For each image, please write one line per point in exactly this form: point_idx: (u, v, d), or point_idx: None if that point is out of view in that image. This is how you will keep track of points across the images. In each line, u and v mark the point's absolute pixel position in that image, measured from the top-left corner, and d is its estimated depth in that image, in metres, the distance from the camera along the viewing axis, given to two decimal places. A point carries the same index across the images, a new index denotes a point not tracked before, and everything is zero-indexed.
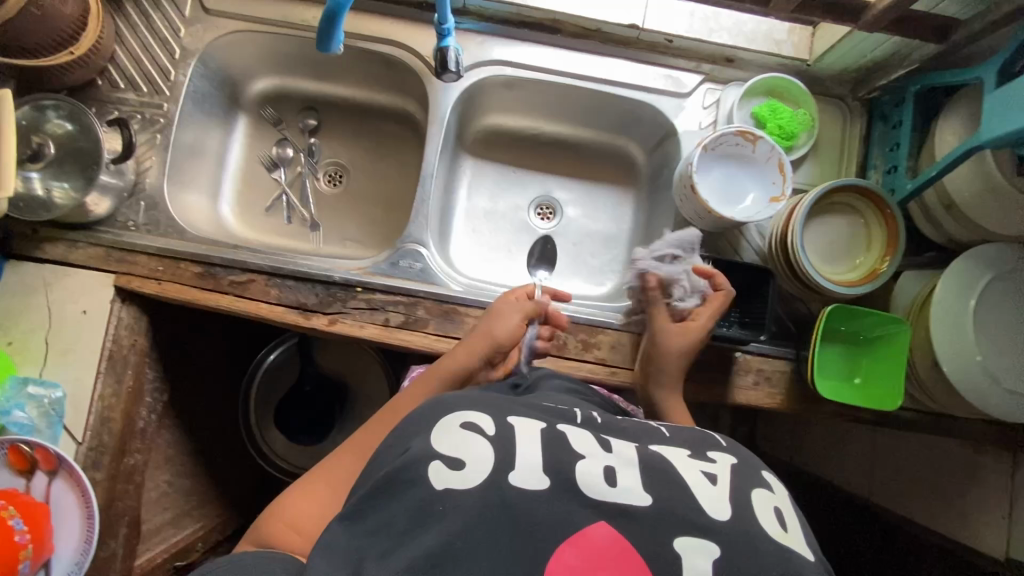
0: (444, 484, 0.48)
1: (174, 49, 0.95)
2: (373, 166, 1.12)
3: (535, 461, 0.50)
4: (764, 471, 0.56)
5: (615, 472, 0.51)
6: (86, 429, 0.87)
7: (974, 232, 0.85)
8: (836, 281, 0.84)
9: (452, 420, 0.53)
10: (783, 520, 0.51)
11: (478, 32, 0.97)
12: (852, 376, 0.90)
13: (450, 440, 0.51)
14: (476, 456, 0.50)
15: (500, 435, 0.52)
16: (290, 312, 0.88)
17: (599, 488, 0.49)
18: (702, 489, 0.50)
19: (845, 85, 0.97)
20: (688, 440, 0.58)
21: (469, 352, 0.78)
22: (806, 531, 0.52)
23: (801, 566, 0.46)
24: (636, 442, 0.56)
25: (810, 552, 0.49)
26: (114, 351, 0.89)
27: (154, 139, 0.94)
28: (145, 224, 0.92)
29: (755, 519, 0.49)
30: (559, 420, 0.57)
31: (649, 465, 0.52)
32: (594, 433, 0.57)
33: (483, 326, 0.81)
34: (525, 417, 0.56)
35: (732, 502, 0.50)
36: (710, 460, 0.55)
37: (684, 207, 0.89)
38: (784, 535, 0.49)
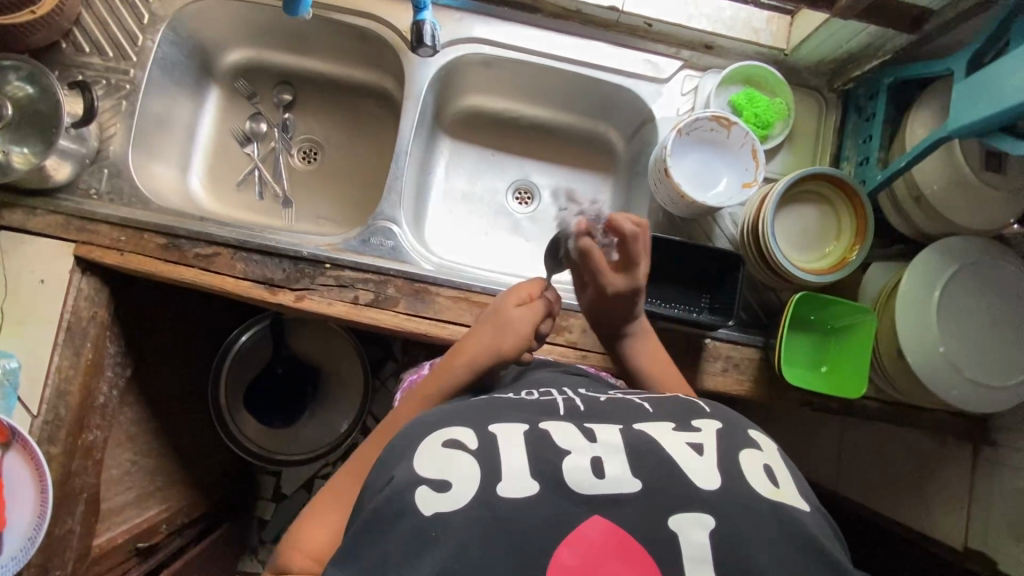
0: (433, 509, 0.46)
1: (142, 14, 0.92)
2: (348, 143, 1.10)
3: (520, 467, 0.48)
4: (749, 428, 0.56)
5: (603, 462, 0.49)
6: (42, 401, 0.85)
7: (940, 225, 0.86)
8: (805, 269, 0.85)
9: (433, 439, 0.51)
10: (774, 477, 0.50)
11: (456, 8, 0.95)
12: (820, 363, 0.92)
13: (433, 461, 0.49)
14: (462, 475, 0.48)
15: (484, 447, 0.50)
16: (256, 287, 0.87)
17: (589, 484, 0.47)
18: (691, 465, 0.49)
19: (821, 76, 0.98)
20: (672, 412, 0.56)
21: (471, 364, 0.70)
22: (795, 480, 0.52)
23: (796, 523, 0.47)
24: (620, 425, 0.53)
25: (803, 502, 0.49)
26: (72, 322, 0.87)
27: (119, 106, 0.91)
28: (108, 192, 0.89)
29: (746, 483, 0.48)
30: (543, 416, 0.54)
31: (635, 448, 0.50)
32: (575, 422, 0.54)
33: (487, 335, 0.72)
34: (509, 422, 0.53)
35: (723, 471, 0.49)
36: (695, 430, 0.53)
37: (658, 192, 0.89)
38: (775, 491, 0.48)
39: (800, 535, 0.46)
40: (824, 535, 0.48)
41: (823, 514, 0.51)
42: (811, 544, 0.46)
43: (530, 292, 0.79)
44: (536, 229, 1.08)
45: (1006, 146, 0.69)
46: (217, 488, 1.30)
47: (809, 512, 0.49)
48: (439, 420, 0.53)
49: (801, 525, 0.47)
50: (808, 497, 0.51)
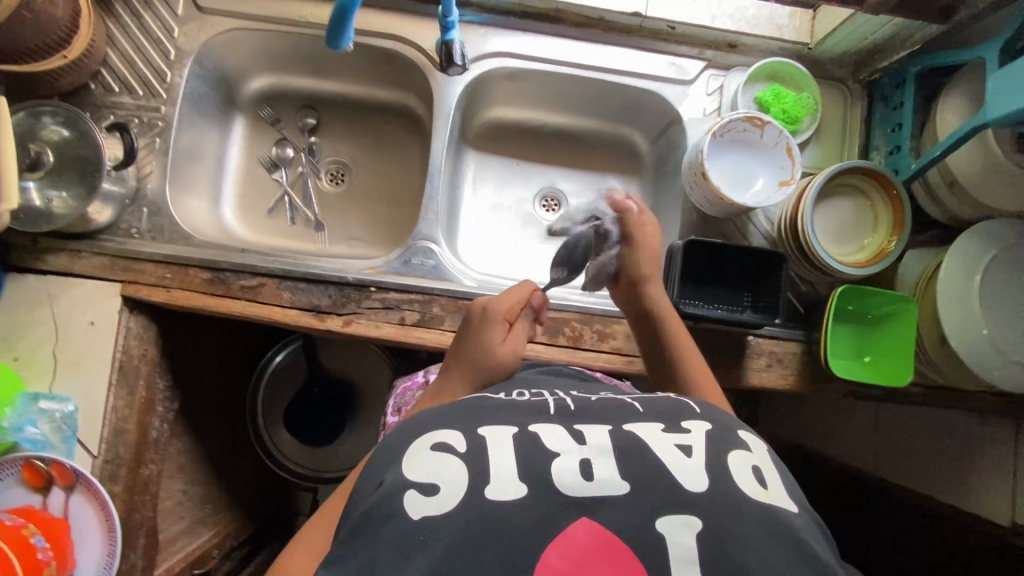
0: (421, 513, 0.47)
1: (169, 50, 0.93)
2: (375, 164, 1.11)
3: (510, 470, 0.49)
4: (739, 429, 0.57)
5: (591, 464, 0.50)
6: (101, 441, 0.86)
7: (977, 210, 0.86)
8: (845, 263, 0.86)
9: (423, 442, 0.52)
10: (762, 479, 0.51)
11: (480, 24, 0.95)
12: (863, 354, 0.92)
13: (423, 466, 0.50)
14: (450, 479, 0.49)
15: (473, 451, 0.51)
16: (304, 315, 0.88)
17: (576, 485, 0.48)
18: (679, 465, 0.49)
19: (845, 68, 0.98)
20: (662, 412, 0.57)
21: (460, 382, 0.68)
22: (784, 480, 0.53)
23: (785, 525, 0.48)
24: (608, 424, 0.54)
25: (791, 503, 0.51)
26: (124, 361, 0.88)
27: (153, 144, 0.91)
28: (149, 231, 0.90)
29: (731, 480, 0.49)
30: (531, 418, 0.55)
31: (623, 449, 0.51)
32: (564, 423, 0.55)
33: (480, 362, 0.69)
34: (498, 425, 0.53)
35: (710, 470, 0.50)
36: (684, 431, 0.54)
37: (694, 194, 0.89)
38: (763, 493, 0.50)
39: (788, 534, 0.48)
40: (812, 535, 0.49)
41: (810, 513, 0.53)
42: (799, 543, 0.48)
43: (513, 310, 0.75)
44: None
45: None
46: (260, 506, 1.33)
47: (796, 511, 0.50)
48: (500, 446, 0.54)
49: (789, 526, 0.48)
50: (797, 498, 0.52)
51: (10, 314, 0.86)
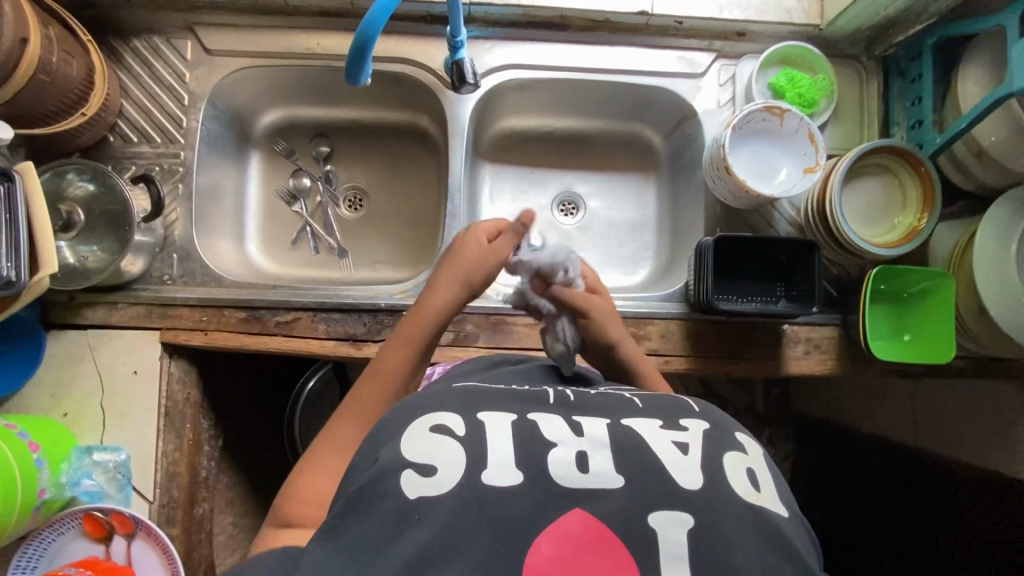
0: (417, 493, 0.47)
1: (182, 95, 0.94)
2: (393, 187, 1.11)
3: (506, 457, 0.49)
4: (735, 430, 0.56)
5: (588, 458, 0.50)
6: (156, 486, 0.87)
7: (1004, 177, 0.85)
8: (874, 243, 0.85)
9: (420, 423, 0.51)
10: (756, 481, 0.51)
11: (485, 38, 0.95)
12: (902, 333, 0.91)
13: (419, 446, 0.49)
14: (448, 459, 0.49)
15: (470, 433, 0.51)
16: (341, 345, 0.88)
17: (572, 477, 0.48)
18: (674, 462, 0.50)
19: (858, 45, 0.97)
20: (661, 409, 0.57)
21: (448, 298, 0.74)
22: (776, 483, 0.53)
23: (774, 528, 0.48)
24: (607, 418, 0.54)
25: (784, 509, 0.51)
26: (170, 406, 0.89)
27: (176, 190, 0.93)
28: (181, 276, 0.91)
29: (725, 481, 0.49)
30: (531, 406, 0.55)
31: (621, 444, 0.51)
32: (563, 414, 0.54)
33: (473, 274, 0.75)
34: (497, 410, 0.53)
35: (704, 470, 0.50)
36: (683, 429, 0.54)
37: (717, 188, 0.88)
38: (756, 496, 0.49)
39: (779, 539, 0.47)
40: (801, 542, 0.49)
41: (800, 517, 0.53)
42: (788, 548, 0.48)
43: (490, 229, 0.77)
44: (589, 238, 1.09)
45: None
46: None
47: (787, 517, 0.50)
48: None
49: (778, 529, 0.48)
50: (787, 502, 0.52)
51: (54, 370, 0.87)
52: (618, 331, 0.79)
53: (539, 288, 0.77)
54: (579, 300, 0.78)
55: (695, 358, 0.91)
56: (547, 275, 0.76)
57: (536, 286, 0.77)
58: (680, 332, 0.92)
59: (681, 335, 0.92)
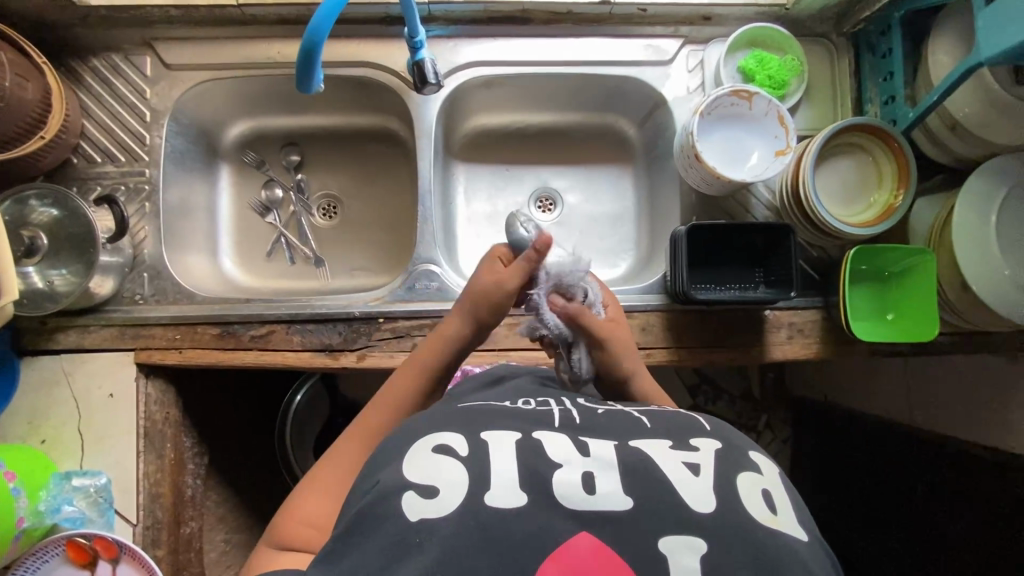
0: (418, 516, 0.47)
1: (143, 112, 0.92)
2: (366, 192, 1.10)
3: (509, 478, 0.49)
4: (750, 449, 0.56)
5: (594, 478, 0.49)
6: (138, 508, 0.86)
7: (981, 148, 0.84)
8: (851, 223, 0.83)
9: (421, 445, 0.53)
10: (772, 503, 0.50)
11: (448, 37, 0.94)
12: (885, 313, 0.90)
13: (422, 467, 0.50)
14: (450, 480, 0.49)
15: (473, 453, 0.51)
16: (318, 355, 0.87)
17: (577, 498, 0.48)
18: (686, 484, 0.49)
19: (827, 23, 0.95)
20: (671, 428, 0.56)
21: (458, 330, 0.74)
22: (795, 508, 0.51)
23: (791, 552, 0.46)
24: (614, 439, 0.53)
25: (802, 532, 0.49)
26: (149, 427, 0.88)
27: (143, 208, 0.91)
28: (153, 295, 0.90)
29: (739, 504, 0.48)
30: (536, 426, 0.55)
31: (628, 464, 0.50)
32: (568, 434, 0.54)
33: (486, 301, 0.73)
34: (500, 431, 0.53)
35: (717, 493, 0.48)
36: (694, 448, 0.53)
37: (689, 176, 0.87)
38: (772, 518, 0.48)
39: (798, 563, 0.46)
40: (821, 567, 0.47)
41: (820, 541, 0.51)
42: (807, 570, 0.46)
43: (504, 254, 0.76)
44: (567, 233, 1.08)
45: None
46: None
47: (806, 541, 0.49)
48: None
49: (795, 552, 0.46)
50: (807, 525, 0.51)
51: (30, 397, 0.86)
52: (632, 363, 0.75)
53: (559, 303, 0.72)
54: (598, 326, 0.73)
55: (677, 350, 0.90)
56: (566, 291, 0.73)
57: (558, 302, 0.72)
58: (661, 324, 0.90)
59: (662, 327, 0.90)
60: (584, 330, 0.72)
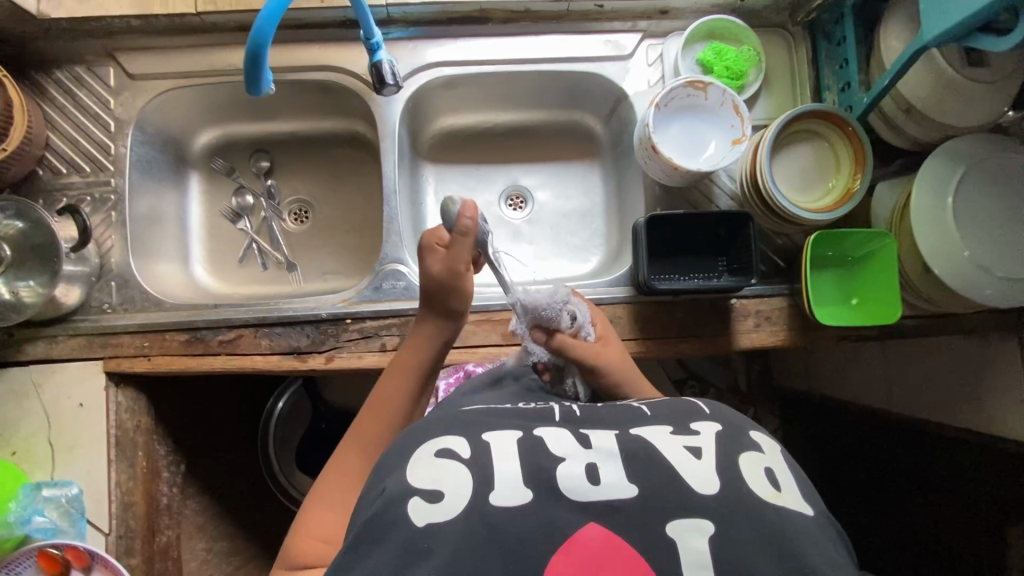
0: (425, 521, 0.49)
1: (108, 122, 0.93)
2: (337, 196, 1.10)
3: (512, 477, 0.51)
4: (751, 429, 0.58)
5: (598, 470, 0.52)
6: (111, 517, 0.86)
7: (938, 131, 0.85)
8: (808, 208, 0.84)
9: (425, 450, 0.54)
10: (775, 480, 0.52)
11: (408, 38, 0.95)
12: (850, 296, 0.91)
13: (425, 472, 0.52)
14: (455, 484, 0.51)
15: (477, 454, 0.53)
16: (286, 358, 0.87)
17: (582, 490, 0.50)
18: (689, 469, 0.51)
19: (783, 13, 0.96)
20: (670, 415, 0.59)
21: (431, 329, 0.75)
22: (799, 483, 0.54)
23: (797, 525, 0.49)
24: (614, 431, 0.56)
25: (806, 506, 0.52)
26: (120, 436, 0.88)
27: (109, 218, 0.92)
28: (121, 303, 0.90)
29: (743, 482, 0.51)
30: (538, 422, 0.58)
31: (630, 454, 0.53)
32: (570, 428, 0.57)
33: (443, 290, 0.72)
34: (504, 430, 0.56)
35: (721, 474, 0.51)
36: (694, 433, 0.56)
37: (649, 168, 0.87)
38: (776, 495, 0.51)
39: (805, 536, 0.48)
40: (827, 539, 0.50)
41: (827, 513, 0.53)
42: (813, 542, 0.48)
43: (440, 237, 0.72)
44: (537, 230, 1.09)
45: (987, 46, 0.67)
46: None
47: (811, 514, 0.51)
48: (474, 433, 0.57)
49: (801, 527, 0.49)
50: (812, 500, 0.53)
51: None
52: (627, 374, 0.78)
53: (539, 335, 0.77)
54: (584, 348, 0.77)
55: (646, 341, 0.90)
56: (546, 322, 0.76)
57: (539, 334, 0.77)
58: (628, 316, 0.91)
59: (630, 319, 0.91)
60: (569, 355, 0.76)
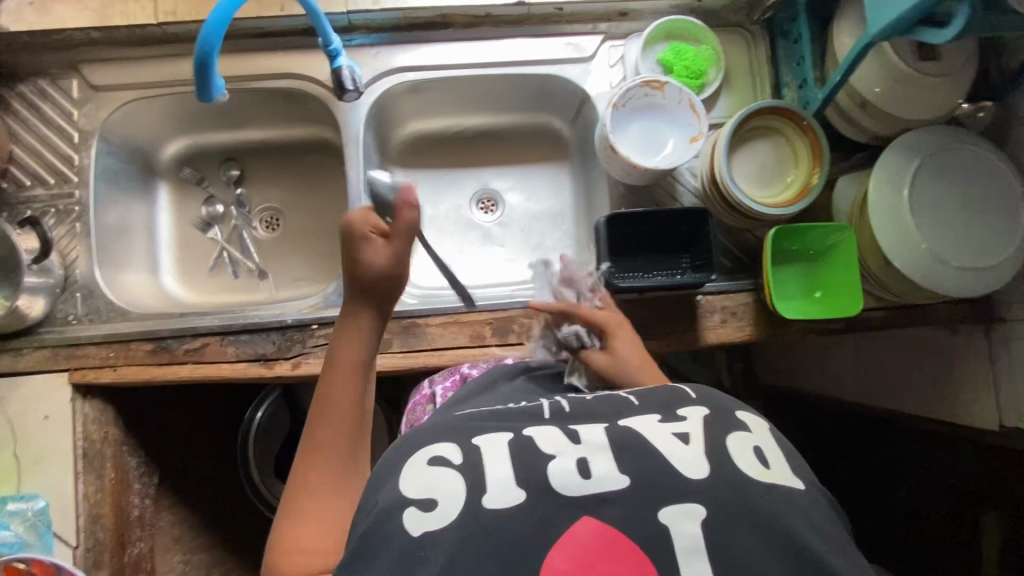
0: (420, 530, 0.48)
1: (72, 134, 0.93)
2: (306, 203, 1.10)
3: (505, 476, 0.51)
4: (738, 410, 0.59)
5: (589, 463, 0.52)
6: (79, 530, 0.86)
7: (894, 125, 0.86)
8: (766, 202, 0.85)
9: (418, 458, 0.53)
10: (764, 458, 0.53)
11: (371, 45, 0.96)
12: (813, 290, 0.91)
13: (418, 480, 0.51)
14: (448, 491, 0.50)
15: (468, 459, 0.52)
16: (253, 365, 0.87)
17: (575, 485, 0.50)
18: (679, 456, 0.52)
19: (741, 12, 0.97)
20: (657, 403, 0.58)
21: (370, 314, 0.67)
22: (788, 458, 0.55)
23: (788, 500, 0.50)
24: (603, 423, 0.56)
25: (797, 479, 0.53)
26: (88, 448, 0.88)
27: (74, 229, 0.92)
28: (87, 314, 0.90)
29: (732, 461, 0.51)
30: (528, 422, 0.57)
31: (621, 445, 0.53)
32: (559, 423, 0.57)
33: (383, 284, 0.66)
34: (495, 432, 0.56)
35: (710, 456, 0.52)
36: (681, 419, 0.56)
37: (610, 168, 0.88)
38: (766, 472, 0.52)
39: (796, 510, 0.50)
40: (818, 511, 0.51)
41: (817, 485, 0.54)
42: (803, 514, 0.50)
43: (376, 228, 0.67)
44: (508, 232, 1.09)
45: (930, 38, 0.68)
46: None
47: (801, 487, 0.52)
48: (433, 437, 0.56)
49: (792, 501, 0.50)
50: (801, 474, 0.54)
51: None
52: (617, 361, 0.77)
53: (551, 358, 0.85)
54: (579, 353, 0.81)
55: None
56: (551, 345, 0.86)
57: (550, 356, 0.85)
58: None
59: None
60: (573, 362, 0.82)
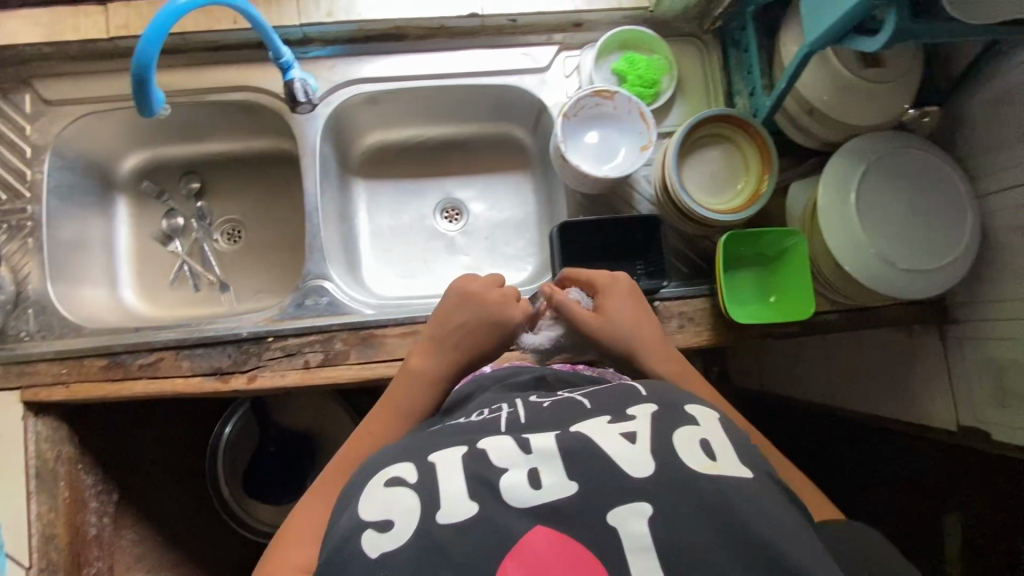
0: (377, 550, 0.46)
1: (24, 149, 0.93)
2: (268, 214, 1.10)
3: (456, 488, 0.48)
4: (690, 402, 0.54)
5: (540, 473, 0.48)
6: (31, 550, 0.84)
7: (841, 130, 0.88)
8: (718, 210, 0.86)
9: (375, 480, 0.51)
10: (710, 450, 0.48)
11: (327, 57, 0.96)
12: (768, 294, 0.92)
13: (375, 501, 0.49)
14: (404, 509, 0.48)
15: (423, 478, 0.49)
16: (208, 380, 0.86)
17: (526, 497, 0.47)
18: (626, 456, 0.47)
19: (692, 22, 0.99)
20: (610, 403, 0.54)
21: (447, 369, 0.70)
22: (738, 447, 0.50)
23: (732, 495, 0.45)
24: (556, 429, 0.51)
25: (745, 469, 0.48)
26: (40, 466, 0.87)
27: (26, 244, 0.91)
28: (39, 331, 0.90)
29: (674, 456, 0.47)
30: (484, 432, 0.53)
31: (571, 452, 0.49)
32: (511, 432, 0.52)
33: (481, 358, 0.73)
34: (449, 446, 0.52)
35: (656, 452, 0.48)
36: (631, 418, 0.51)
37: (564, 176, 0.88)
38: (711, 465, 0.47)
39: (741, 501, 0.45)
40: (773, 502, 0.46)
41: (775, 476, 0.49)
42: (751, 506, 0.45)
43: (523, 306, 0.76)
44: (470, 242, 1.09)
45: (862, 45, 0.70)
46: None
47: (750, 476, 0.47)
48: (393, 454, 0.53)
49: (740, 493, 0.45)
50: (752, 462, 0.49)
51: None
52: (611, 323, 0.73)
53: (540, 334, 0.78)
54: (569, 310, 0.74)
55: None
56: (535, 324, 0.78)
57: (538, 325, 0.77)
58: None
59: None
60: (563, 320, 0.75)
